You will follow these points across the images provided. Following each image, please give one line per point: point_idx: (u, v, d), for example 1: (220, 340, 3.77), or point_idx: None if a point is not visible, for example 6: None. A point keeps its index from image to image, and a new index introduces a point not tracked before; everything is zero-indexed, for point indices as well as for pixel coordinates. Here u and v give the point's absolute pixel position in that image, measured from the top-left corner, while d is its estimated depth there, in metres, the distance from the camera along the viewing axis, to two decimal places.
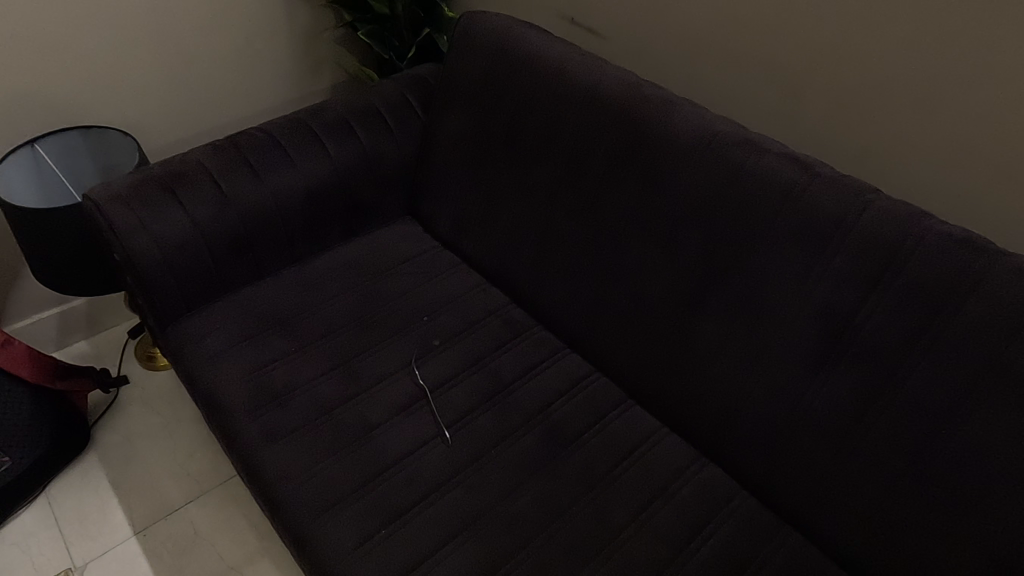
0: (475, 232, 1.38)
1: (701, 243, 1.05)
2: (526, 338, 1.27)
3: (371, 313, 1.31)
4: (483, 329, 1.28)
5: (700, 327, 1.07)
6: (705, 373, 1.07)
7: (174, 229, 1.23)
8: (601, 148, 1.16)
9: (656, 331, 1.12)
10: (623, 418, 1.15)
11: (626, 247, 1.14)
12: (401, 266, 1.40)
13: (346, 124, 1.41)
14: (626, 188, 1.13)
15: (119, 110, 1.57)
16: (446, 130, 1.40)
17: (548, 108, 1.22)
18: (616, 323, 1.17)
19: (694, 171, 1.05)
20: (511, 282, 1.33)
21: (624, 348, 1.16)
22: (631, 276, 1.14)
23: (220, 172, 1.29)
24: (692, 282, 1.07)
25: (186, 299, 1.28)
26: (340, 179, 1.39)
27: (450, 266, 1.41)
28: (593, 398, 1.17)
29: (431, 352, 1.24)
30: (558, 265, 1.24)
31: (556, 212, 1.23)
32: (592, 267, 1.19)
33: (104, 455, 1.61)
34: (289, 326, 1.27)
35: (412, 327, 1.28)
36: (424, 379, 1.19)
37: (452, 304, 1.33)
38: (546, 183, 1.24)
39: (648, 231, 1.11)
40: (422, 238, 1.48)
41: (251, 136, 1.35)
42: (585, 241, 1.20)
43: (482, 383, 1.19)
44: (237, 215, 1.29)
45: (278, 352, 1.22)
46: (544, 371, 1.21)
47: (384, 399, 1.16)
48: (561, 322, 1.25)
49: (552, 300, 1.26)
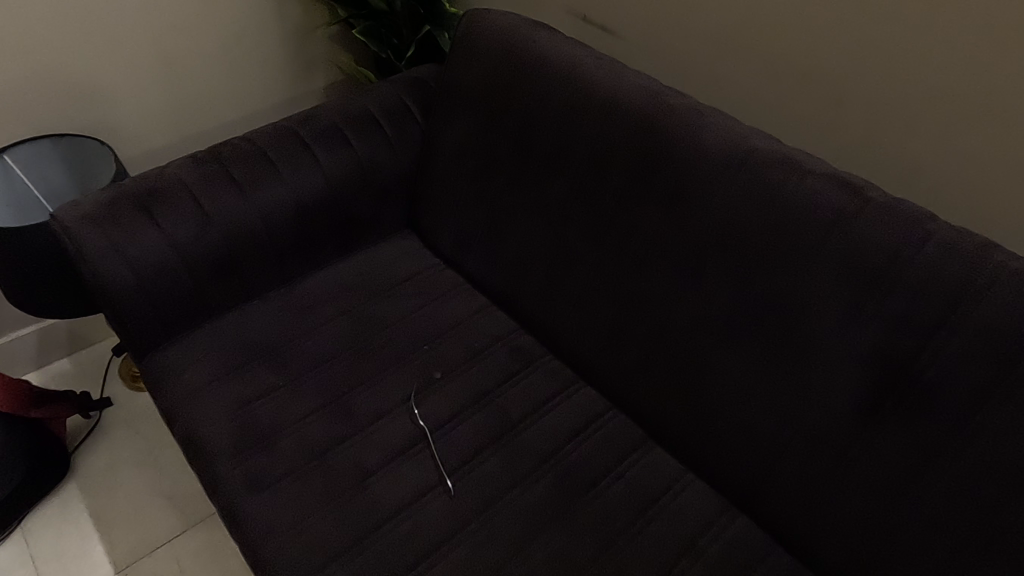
0: (480, 252, 1.27)
1: (732, 275, 0.94)
2: (536, 370, 1.16)
3: (366, 342, 1.20)
4: (489, 360, 1.17)
5: (730, 367, 0.96)
6: (737, 417, 0.96)
7: (150, 252, 1.12)
8: (620, 163, 1.04)
9: (681, 368, 1.01)
10: (643, 463, 1.04)
11: (646, 275, 1.03)
12: (399, 287, 1.29)
13: (339, 133, 1.30)
14: (648, 211, 1.02)
15: (96, 116, 1.46)
16: (448, 140, 1.28)
17: (560, 119, 1.10)
18: (635, 357, 1.06)
19: (725, 192, 0.94)
20: (520, 306, 1.22)
21: (645, 386, 1.06)
22: (652, 308, 1.03)
23: (201, 188, 1.18)
24: (722, 315, 0.96)
25: (166, 327, 1.17)
26: (333, 194, 1.28)
27: (452, 287, 1.30)
28: (609, 439, 1.07)
29: (432, 386, 1.13)
30: (570, 291, 1.14)
31: (568, 234, 1.12)
32: (608, 294, 1.08)
33: (85, 484, 1.52)
34: (277, 356, 1.17)
35: (411, 358, 1.17)
36: (424, 418, 1.08)
37: (455, 330, 1.22)
38: (557, 202, 1.13)
39: (672, 259, 1.00)
40: (423, 254, 1.37)
41: (234, 147, 1.24)
42: (600, 266, 1.09)
43: (488, 422, 1.08)
44: (221, 235, 1.18)
45: (264, 386, 1.12)
46: (555, 408, 1.11)
47: (381, 441, 1.05)
48: (574, 353, 1.15)
49: (564, 329, 1.15)
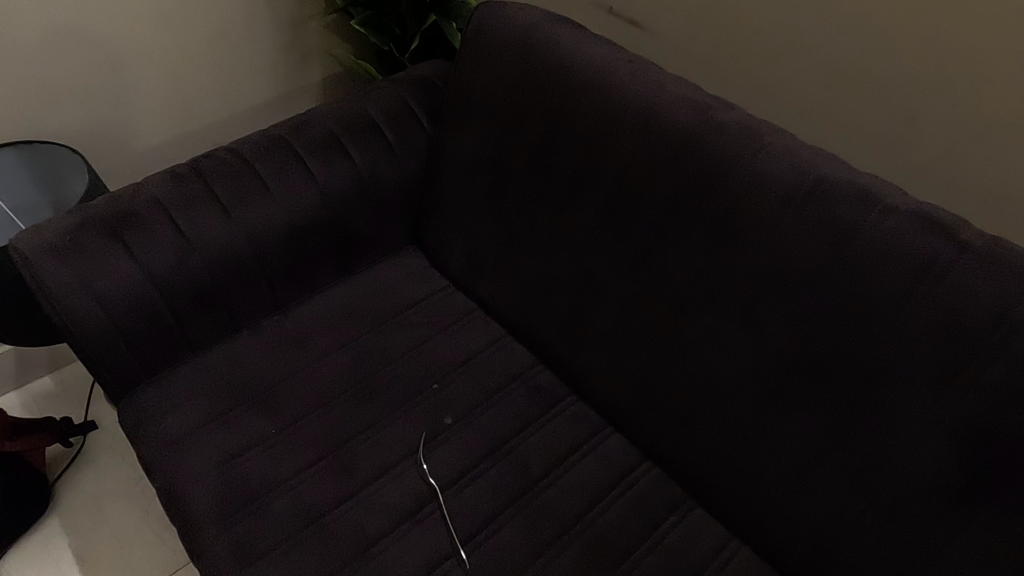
0: (495, 278, 1.14)
1: (792, 326, 0.81)
2: (558, 414, 1.04)
3: (368, 380, 1.07)
4: (506, 402, 1.05)
5: (787, 429, 0.83)
6: (793, 486, 0.84)
7: (125, 286, 0.99)
8: (659, 187, 0.90)
9: (728, 424, 0.89)
10: (680, 528, 0.93)
11: (688, 318, 0.90)
12: (404, 315, 1.17)
13: (337, 143, 1.15)
14: (690, 246, 0.88)
15: (68, 121, 1.32)
16: (458, 152, 1.14)
17: (588, 135, 0.96)
18: (673, 409, 0.94)
19: (785, 230, 0.80)
20: (539, 340, 1.09)
21: (685, 441, 0.93)
22: (694, 355, 0.90)
23: (181, 210, 1.04)
24: (779, 370, 0.83)
25: (145, 366, 1.05)
26: (330, 212, 1.14)
27: (463, 314, 1.17)
28: (644, 499, 0.95)
29: (443, 434, 1.01)
30: (597, 329, 1.01)
31: (595, 265, 0.99)
32: (643, 337, 0.95)
33: (66, 519, 1.41)
34: (269, 399, 1.04)
35: (419, 399, 1.05)
36: (434, 475, 0.97)
37: (467, 367, 1.09)
38: (583, 229, 0.99)
39: (719, 303, 0.87)
40: (430, 275, 1.23)
41: (219, 161, 1.10)
42: (633, 304, 0.96)
43: (505, 479, 0.96)
44: (204, 263, 1.05)
45: (255, 436, 1.00)
46: (580, 461, 0.99)
47: (386, 503, 0.94)
48: (601, 396, 1.02)
49: (591, 369, 1.03)
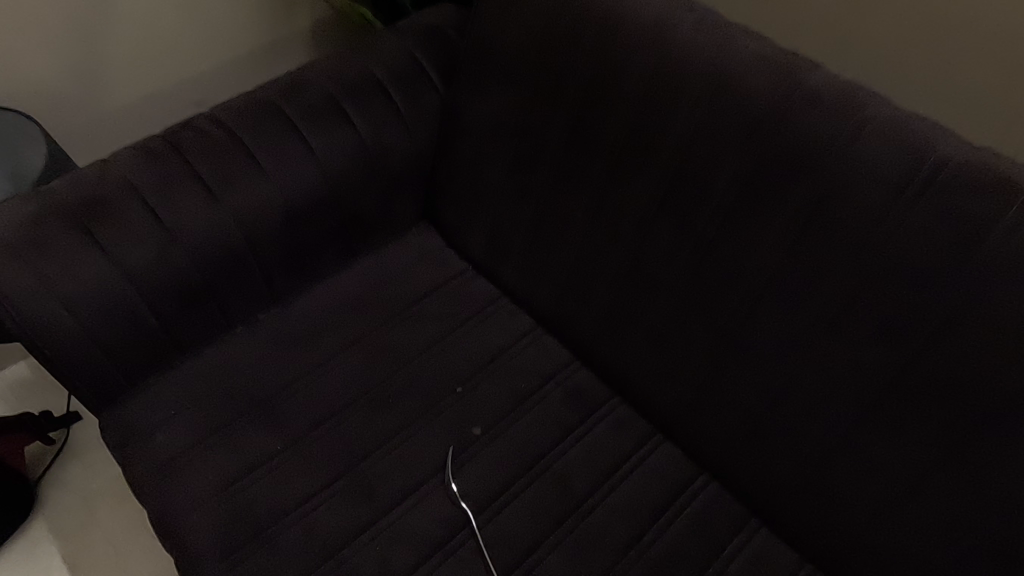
0: (524, 266, 1.01)
1: (894, 340, 0.69)
2: (600, 421, 0.93)
3: (384, 385, 0.95)
4: (540, 408, 0.94)
5: (878, 454, 0.72)
6: (882, 516, 0.74)
7: (97, 288, 0.84)
8: (730, 170, 0.76)
9: (806, 443, 0.78)
10: (746, 554, 0.83)
11: (762, 322, 0.77)
12: (420, 306, 1.04)
13: (337, 109, 0.99)
14: (768, 240, 0.75)
15: (18, 82, 1.13)
16: (479, 119, 0.98)
17: (641, 104, 0.81)
18: (738, 421, 0.82)
19: (893, 225, 0.67)
20: (577, 336, 0.97)
21: (751, 458, 0.83)
22: (767, 364, 0.78)
23: (157, 193, 0.89)
24: (875, 388, 0.71)
25: (128, 375, 0.91)
26: (333, 191, 0.99)
27: (486, 304, 1.05)
28: (702, 521, 0.85)
29: (472, 448, 0.90)
30: (647, 328, 0.88)
31: (646, 256, 0.86)
32: (703, 340, 0.83)
33: (54, 521, 1.30)
34: (273, 410, 0.92)
35: (442, 407, 0.93)
36: (465, 498, 0.86)
37: (495, 367, 0.97)
38: (632, 214, 0.85)
39: (803, 307, 0.74)
40: (447, 258, 1.10)
41: (199, 132, 0.94)
42: (693, 302, 0.83)
43: (545, 501, 0.86)
44: (189, 257, 0.90)
45: (260, 456, 0.88)
46: (628, 477, 0.89)
47: (412, 531, 0.83)
48: (650, 402, 0.91)
49: (639, 372, 0.91)
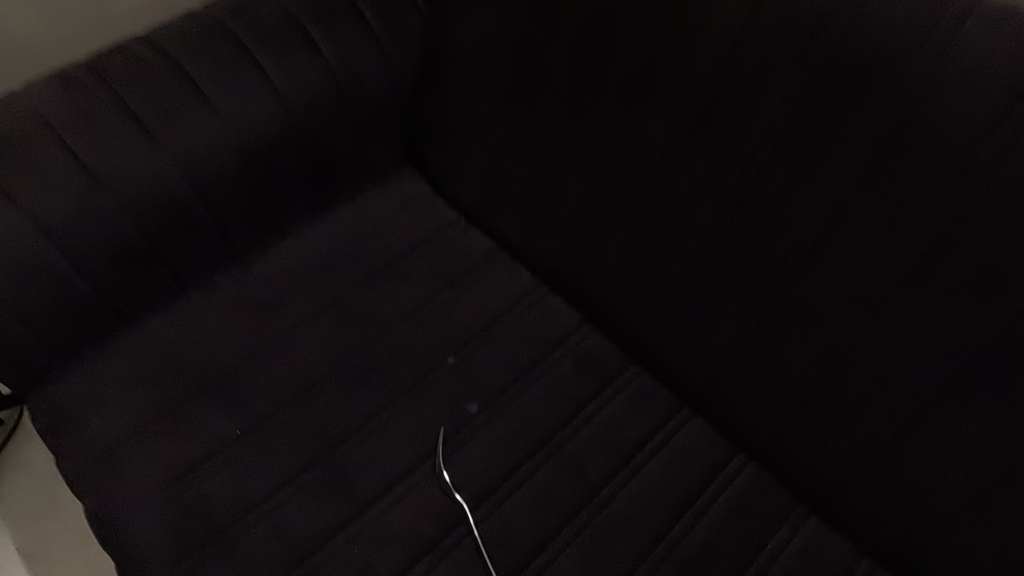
0: (525, 215, 0.86)
1: (993, 298, 0.55)
2: (617, 395, 0.80)
3: (363, 356, 0.81)
4: (546, 380, 0.80)
5: (961, 435, 0.59)
6: (962, 507, 0.61)
7: (8, 249, 0.69)
8: (784, 85, 0.60)
9: (868, 419, 0.65)
10: (790, 545, 0.72)
11: (818, 275, 0.63)
12: (403, 264, 0.89)
13: (298, 29, 0.82)
14: (829, 174, 0.60)
15: None
16: (469, 39, 0.82)
17: (667, 7, 0.65)
18: (786, 391, 0.69)
19: (998, 149, 0.52)
20: (590, 295, 0.83)
21: (801, 433, 0.70)
22: (823, 324, 0.65)
23: (79, 131, 0.73)
24: (964, 356, 0.57)
25: (59, 351, 0.77)
26: (297, 130, 0.84)
27: (481, 259, 0.90)
28: (738, 510, 0.73)
29: (467, 430, 0.77)
30: (674, 283, 0.74)
31: (673, 198, 0.71)
32: (744, 296, 0.69)
33: (8, 507, 1.17)
34: (233, 389, 0.78)
35: (432, 381, 0.80)
36: (460, 489, 0.73)
37: (493, 333, 0.83)
38: (655, 146, 0.70)
39: (873, 255, 0.60)
40: (435, 207, 0.95)
41: (130, 57, 0.77)
42: (732, 252, 0.68)
43: (553, 491, 0.73)
44: (123, 209, 0.75)
45: (217, 444, 0.75)
46: (651, 461, 0.76)
47: (398, 529, 0.71)
48: (679, 371, 0.78)
49: (663, 336, 0.77)
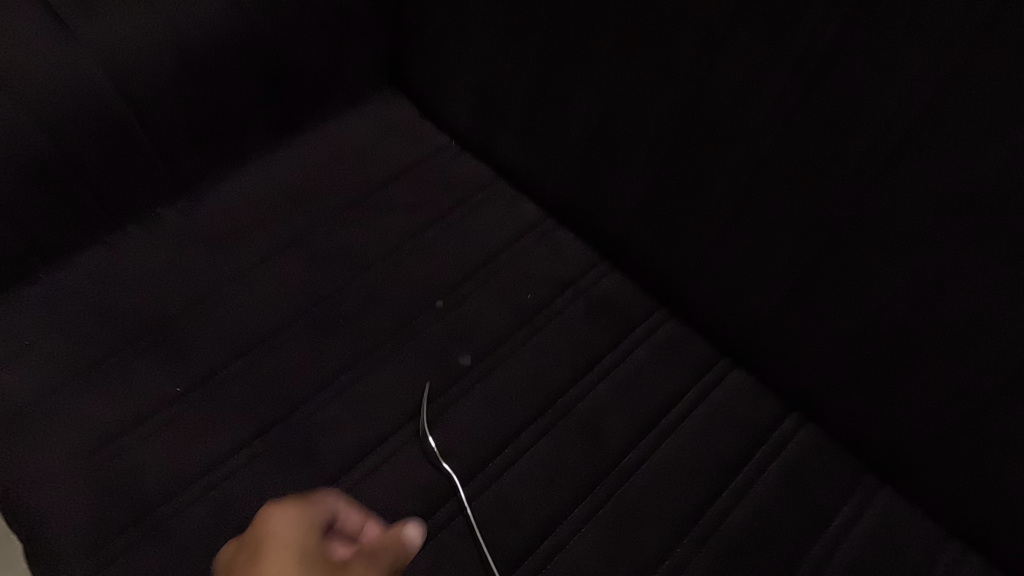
0: (528, 133, 0.72)
1: None
2: (639, 346, 0.66)
3: (333, 300, 0.67)
4: (555, 328, 0.66)
5: None
6: None
7: None
8: None
9: (966, 373, 0.50)
10: (855, 523, 0.58)
11: (904, 191, 0.48)
12: (382, 195, 0.75)
13: None
14: (926, 49, 0.43)
15: None
16: None
17: None
18: (857, 337, 0.55)
19: None
20: (607, 226, 0.69)
21: (875, 388, 0.56)
22: (911, 254, 0.49)
23: None
24: None
25: None
26: (250, 33, 0.68)
27: (476, 189, 0.76)
28: (791, 481, 0.60)
29: (459, 387, 0.63)
30: (712, 206, 0.59)
31: (710, 99, 0.55)
32: (803, 220, 0.54)
33: None
34: (175, 340, 0.64)
35: (416, 329, 0.66)
36: (448, 458, 0.60)
37: (490, 274, 0.70)
38: (688, 30, 0.54)
39: (984, 160, 0.43)
40: (422, 131, 0.81)
41: None
42: (788, 165, 0.53)
43: (565, 459, 0.60)
44: (32, 117, 0.59)
45: (151, 405, 0.60)
46: (682, 424, 0.62)
47: (374, 505, 0.58)
48: (718, 315, 0.64)
49: (697, 271, 0.63)
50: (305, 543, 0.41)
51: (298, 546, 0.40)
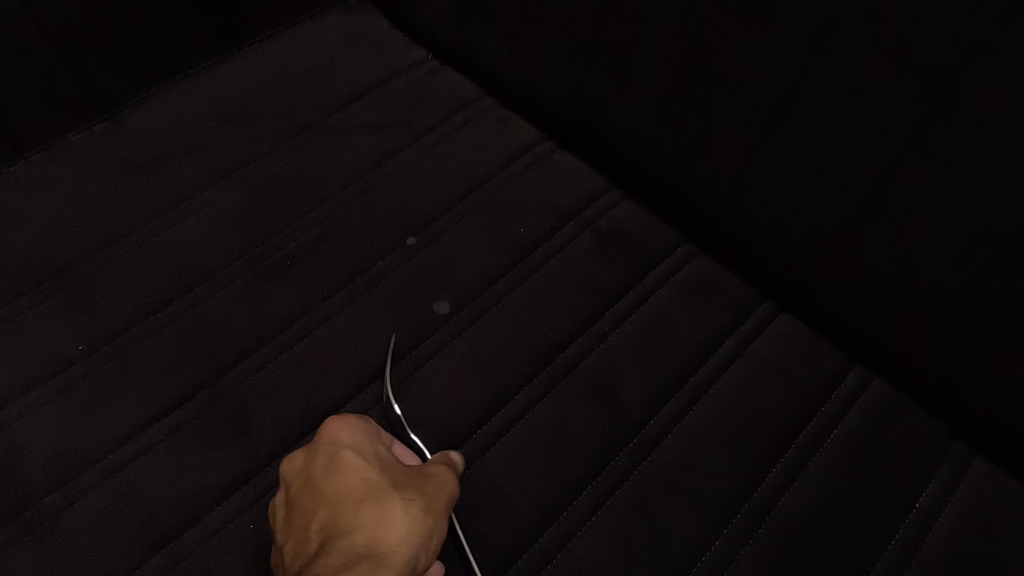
0: (518, 31, 0.58)
1: None
2: (660, 287, 0.53)
3: (280, 238, 0.54)
4: (555, 268, 0.53)
5: None
6: None
7: None
8: None
9: None
10: (940, 503, 0.46)
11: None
12: (344, 114, 0.61)
13: None
14: None
15: None
16: None
17: None
18: (956, 256, 0.42)
19: None
20: (619, 143, 0.56)
21: (975, 329, 0.43)
22: None
23: None
24: None
25: None
26: None
27: (458, 107, 0.63)
28: (858, 450, 0.47)
29: (435, 338, 0.50)
30: (760, 92, 0.46)
31: None
32: (880, 107, 0.41)
33: None
34: (76, 282, 0.51)
35: (383, 271, 0.53)
36: (417, 428, 0.47)
37: (475, 204, 0.57)
38: None
39: None
40: (393, 40, 0.67)
41: None
42: (870, 17, 0.39)
43: (569, 428, 0.47)
44: None
45: (43, 367, 0.48)
46: (715, 384, 0.49)
47: None
48: (761, 245, 0.51)
49: (734, 190, 0.50)
50: (373, 450, 0.42)
51: (368, 447, 0.42)
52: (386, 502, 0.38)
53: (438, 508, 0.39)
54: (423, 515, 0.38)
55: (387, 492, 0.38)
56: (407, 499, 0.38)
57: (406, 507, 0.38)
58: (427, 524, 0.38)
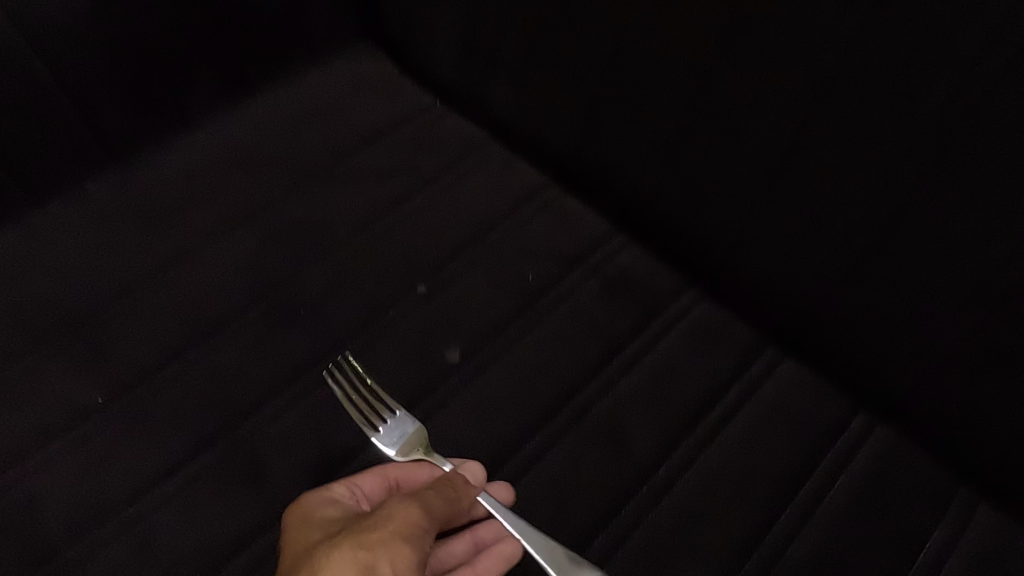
0: (524, 79, 0.59)
1: None
2: (667, 332, 0.54)
3: (292, 286, 0.55)
4: (562, 314, 0.54)
5: None
6: None
7: None
8: None
9: None
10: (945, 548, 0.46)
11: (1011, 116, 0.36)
12: (353, 161, 0.63)
13: None
14: None
15: None
16: None
17: None
18: (955, 308, 0.43)
19: None
20: (623, 191, 0.57)
21: (978, 378, 0.44)
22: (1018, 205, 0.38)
23: None
24: None
25: None
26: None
27: (465, 153, 0.64)
28: (863, 497, 0.48)
29: (445, 388, 0.51)
30: (761, 148, 0.47)
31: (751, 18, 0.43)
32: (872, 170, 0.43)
33: None
34: (93, 334, 0.52)
35: (393, 319, 0.54)
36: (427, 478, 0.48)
37: (483, 250, 0.58)
38: None
39: None
40: (401, 87, 0.69)
41: None
42: (859, 90, 0.41)
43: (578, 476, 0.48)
44: None
45: (62, 421, 0.49)
46: (721, 431, 0.50)
47: None
48: (765, 293, 0.52)
49: (736, 241, 0.52)
50: (325, 517, 0.39)
51: (322, 515, 0.39)
52: (311, 560, 0.34)
53: (381, 535, 0.35)
54: (353, 550, 0.34)
55: (317, 550, 0.35)
56: (335, 547, 0.35)
57: (332, 555, 0.34)
58: (360, 559, 0.34)
